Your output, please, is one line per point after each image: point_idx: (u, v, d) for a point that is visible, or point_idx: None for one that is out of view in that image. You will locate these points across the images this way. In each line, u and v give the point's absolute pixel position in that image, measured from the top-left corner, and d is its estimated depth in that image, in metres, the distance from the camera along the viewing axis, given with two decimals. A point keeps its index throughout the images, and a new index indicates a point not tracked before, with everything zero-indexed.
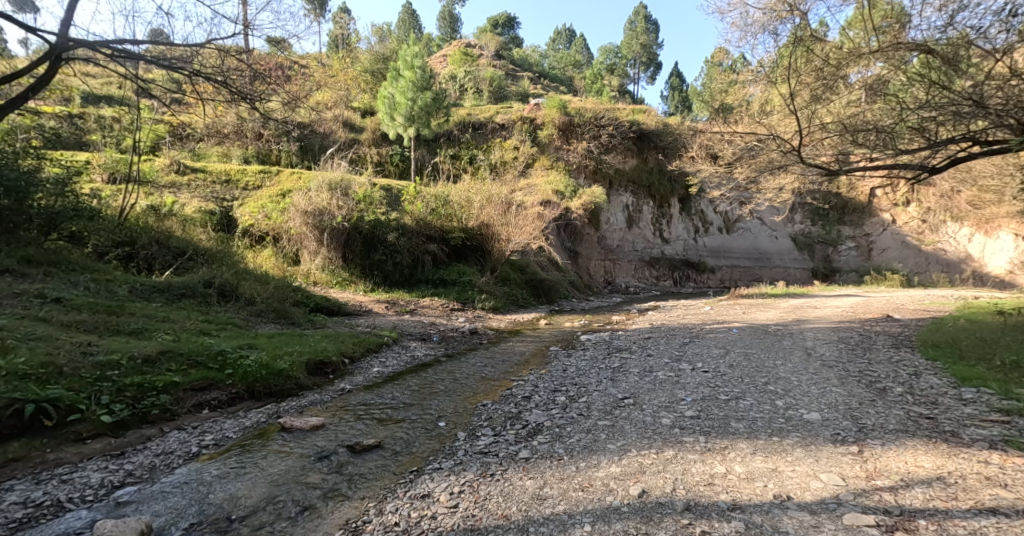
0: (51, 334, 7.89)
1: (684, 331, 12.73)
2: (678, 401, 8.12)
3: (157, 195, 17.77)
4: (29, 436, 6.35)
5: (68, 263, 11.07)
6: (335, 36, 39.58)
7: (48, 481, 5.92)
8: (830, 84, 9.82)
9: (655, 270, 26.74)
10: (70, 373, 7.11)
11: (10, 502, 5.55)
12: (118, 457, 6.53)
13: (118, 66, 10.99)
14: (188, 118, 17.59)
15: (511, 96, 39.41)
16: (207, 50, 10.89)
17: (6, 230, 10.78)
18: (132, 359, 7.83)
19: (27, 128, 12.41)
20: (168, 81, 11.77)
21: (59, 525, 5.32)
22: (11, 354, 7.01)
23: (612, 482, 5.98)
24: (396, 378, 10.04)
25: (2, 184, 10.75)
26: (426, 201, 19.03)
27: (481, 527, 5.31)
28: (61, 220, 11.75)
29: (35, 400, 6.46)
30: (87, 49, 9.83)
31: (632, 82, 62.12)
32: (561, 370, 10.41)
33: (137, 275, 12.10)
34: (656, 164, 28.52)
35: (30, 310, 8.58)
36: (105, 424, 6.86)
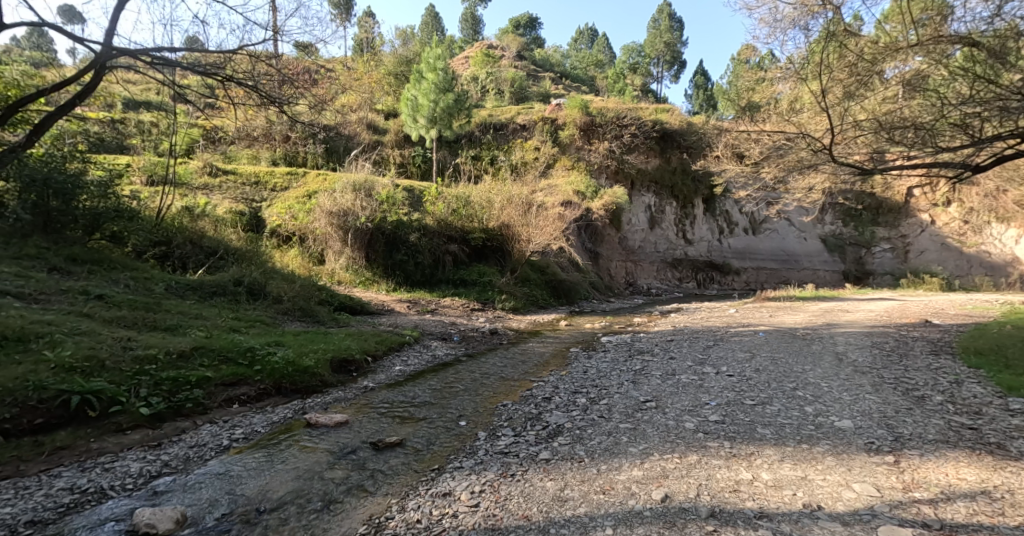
0: (94, 329, 8.15)
1: (707, 334, 12.51)
2: (702, 405, 7.96)
3: (191, 196, 18.23)
4: (74, 426, 6.55)
5: (109, 262, 11.43)
6: (360, 39, 40.12)
7: (91, 469, 6.07)
8: (864, 80, 9.52)
9: (678, 271, 26.37)
10: (111, 367, 7.34)
11: (57, 488, 5.70)
12: (156, 448, 6.67)
13: (156, 72, 11.32)
14: (220, 122, 18.08)
15: (533, 97, 39.32)
16: (240, 56, 11.25)
17: (53, 231, 11.32)
18: (167, 354, 8.05)
19: (73, 133, 13.31)
20: (203, 86, 12.13)
21: (101, 511, 5.44)
22: (57, 347, 7.28)
23: (634, 485, 5.88)
24: (418, 376, 10.08)
25: (51, 187, 11.18)
26: (447, 201, 19.13)
27: (502, 527, 5.26)
28: (104, 221, 12.07)
29: (79, 393, 6.71)
30: (129, 56, 10.25)
31: (656, 81, 61.40)
32: (581, 372, 10.32)
33: (172, 274, 12.44)
34: (680, 164, 28.04)
35: (75, 306, 8.89)
36: (143, 416, 7.04)
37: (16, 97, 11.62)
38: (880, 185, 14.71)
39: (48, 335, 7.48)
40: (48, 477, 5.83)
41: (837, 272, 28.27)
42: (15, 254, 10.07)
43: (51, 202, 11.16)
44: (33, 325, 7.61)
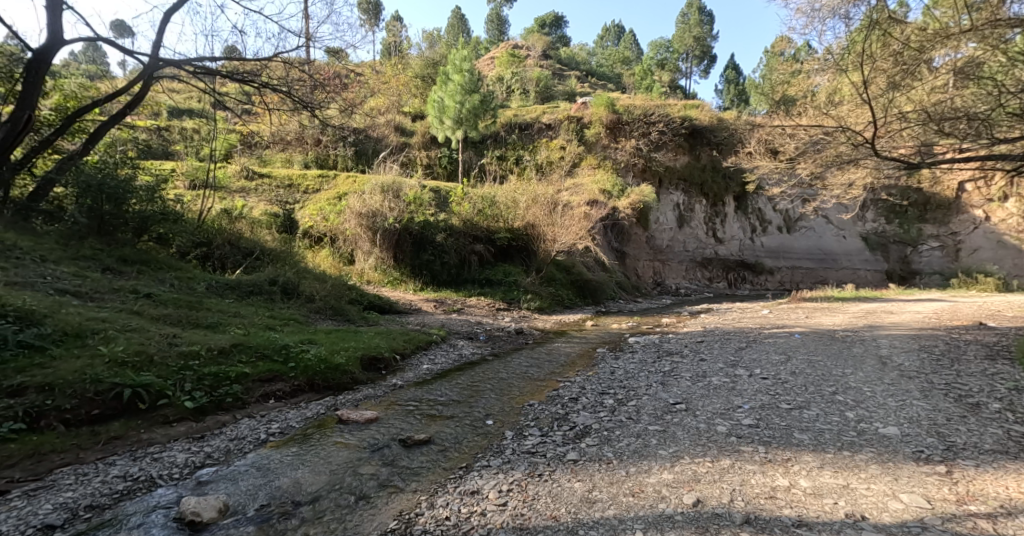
0: (144, 326, 8.44)
1: (739, 335, 12.19)
2: (734, 408, 7.73)
3: (229, 199, 18.76)
4: (126, 417, 6.78)
5: (156, 262, 11.85)
6: (388, 43, 40.68)
7: (142, 458, 6.28)
8: (910, 69, 9.11)
9: (707, 271, 25.84)
10: (158, 362, 7.57)
11: (112, 475, 5.91)
12: (199, 440, 6.83)
13: (198, 80, 12.71)
14: (256, 127, 18.56)
15: (559, 96, 39.07)
16: (274, 63, 12.28)
17: (107, 233, 11.81)
18: (209, 351, 8.24)
19: (124, 141, 14.51)
20: (240, 93, 13.14)
21: (151, 499, 5.61)
22: (110, 343, 7.58)
23: (664, 489, 5.74)
24: (445, 376, 10.06)
25: (105, 192, 11.64)
26: (473, 201, 19.16)
27: (530, 526, 5.20)
28: (152, 223, 12.48)
29: (130, 386, 6.95)
30: (174, 67, 11.94)
31: (685, 77, 60.25)
32: (609, 372, 10.17)
33: (213, 274, 12.75)
34: (710, 160, 27.43)
35: (126, 304, 9.24)
36: (187, 410, 7.22)
37: (75, 108, 12.68)
38: (926, 179, 14.07)
39: (101, 331, 7.80)
40: (104, 465, 6.06)
41: (877, 271, 27.24)
42: (72, 255, 10.57)
43: (104, 206, 11.65)
44: (89, 322, 7.93)
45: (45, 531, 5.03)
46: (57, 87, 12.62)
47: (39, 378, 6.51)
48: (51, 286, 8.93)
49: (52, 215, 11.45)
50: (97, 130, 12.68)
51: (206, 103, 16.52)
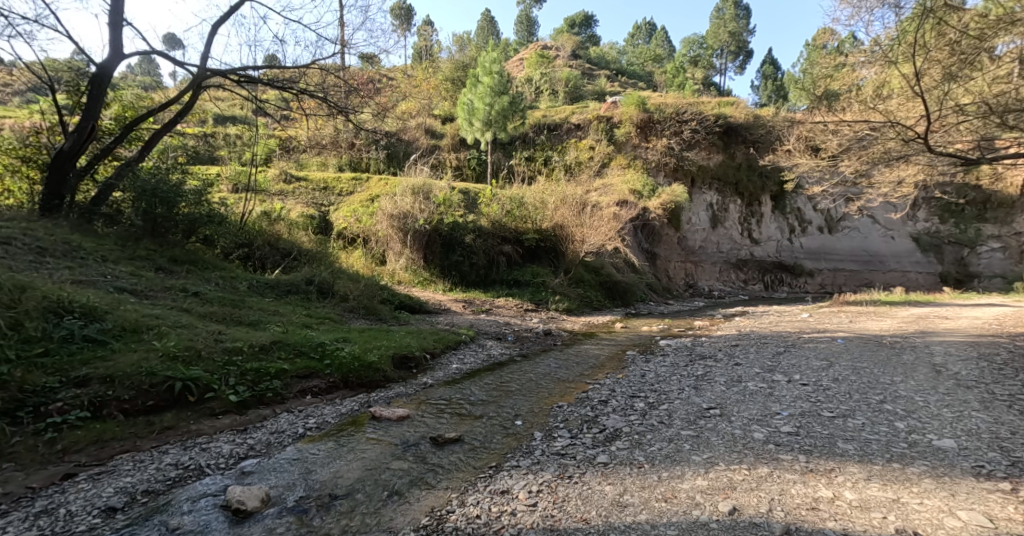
0: (193, 322, 8.70)
1: (778, 339, 11.76)
2: (772, 415, 7.45)
3: (268, 201, 19.24)
4: (178, 409, 7.01)
5: (203, 262, 12.23)
6: (419, 47, 41.25)
7: (191, 448, 6.47)
8: (970, 58, 8.83)
9: (743, 272, 25.15)
10: (206, 356, 7.77)
11: (165, 463, 6.12)
12: (243, 433, 6.98)
13: (242, 88, 13.43)
14: (294, 132, 19.02)
15: (588, 95, 38.79)
16: (312, 70, 13.02)
17: (158, 235, 12.35)
18: (251, 347, 8.41)
19: (175, 148, 15.26)
20: (280, 100, 13.86)
21: (200, 486, 5.77)
22: (163, 338, 7.86)
23: (698, 495, 5.56)
24: (474, 375, 10.01)
25: (158, 196, 12.27)
26: (502, 203, 19.14)
27: (560, 528, 5.13)
28: (199, 225, 12.92)
29: (180, 379, 7.19)
30: (219, 75, 12.72)
31: (719, 72, 58.87)
32: (639, 375, 9.97)
33: (255, 274, 13.04)
34: (745, 158, 26.46)
35: (176, 301, 9.57)
36: (232, 403, 7.39)
37: (132, 117, 13.53)
38: (987, 176, 13.28)
39: (156, 327, 8.08)
40: (157, 453, 6.28)
41: (929, 274, 25.99)
42: (129, 255, 11.08)
43: (156, 209, 12.26)
44: (145, 317, 8.24)
45: (105, 514, 5.26)
46: (117, 97, 13.51)
47: (102, 370, 6.83)
48: (109, 284, 9.35)
49: (112, 218, 12.16)
50: (151, 138, 13.37)
51: (247, 110, 17.04)
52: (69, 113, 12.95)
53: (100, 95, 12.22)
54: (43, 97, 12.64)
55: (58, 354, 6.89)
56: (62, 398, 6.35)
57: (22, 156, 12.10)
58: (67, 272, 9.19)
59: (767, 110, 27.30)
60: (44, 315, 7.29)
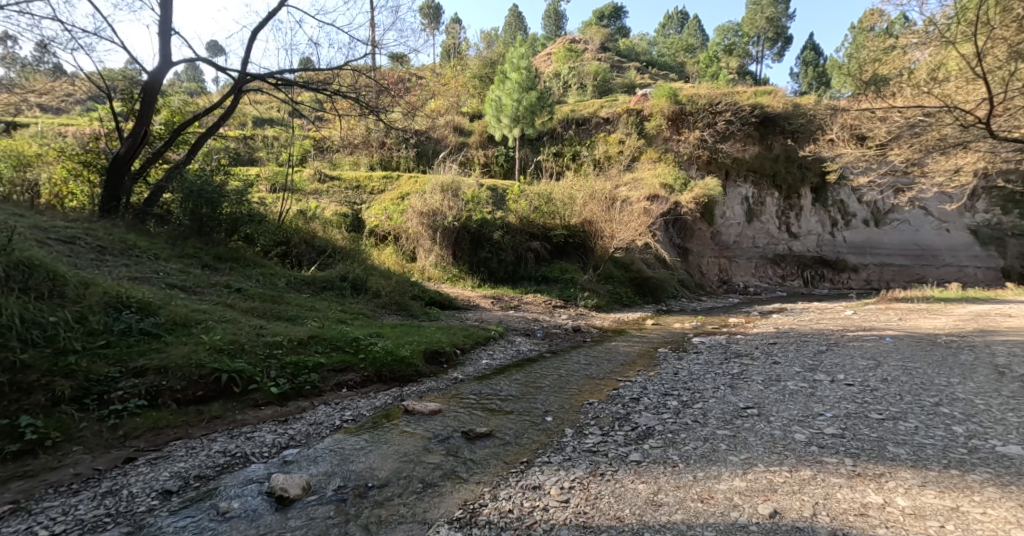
0: (237, 317, 8.88)
1: (820, 337, 11.30)
2: (814, 416, 7.13)
3: (304, 200, 19.59)
4: (224, 399, 7.15)
5: (245, 260, 12.51)
6: (448, 46, 41.39)
7: (237, 436, 6.61)
8: None
9: (781, 268, 24.37)
10: (249, 350, 7.91)
11: (214, 450, 6.28)
12: (284, 423, 7.08)
13: (279, 91, 13.73)
14: (328, 132, 19.35)
15: (617, 89, 38.19)
16: (344, 72, 13.20)
17: (203, 234, 12.71)
18: (290, 341, 8.53)
19: (218, 151, 15.75)
20: (314, 101, 14.14)
21: (245, 473, 5.90)
22: (210, 331, 8.04)
23: (736, 497, 5.36)
24: (504, 371, 9.93)
25: (204, 197, 12.64)
26: (530, 199, 19.02)
27: (594, 525, 5.03)
28: (241, 225, 13.22)
29: (227, 371, 7.33)
30: (259, 80, 13.02)
31: (756, 61, 57.15)
32: (672, 373, 9.71)
33: (292, 271, 13.27)
34: (783, 150, 25.19)
35: (221, 297, 9.80)
36: (273, 395, 7.49)
37: (180, 122, 13.98)
38: None
39: (203, 321, 8.28)
40: (207, 441, 6.44)
41: (989, 269, 24.56)
42: (178, 253, 11.47)
43: (202, 209, 12.63)
44: (193, 312, 8.46)
45: (163, 496, 5.44)
46: (166, 103, 14.00)
47: (157, 361, 7.04)
48: (161, 281, 9.67)
49: (163, 218, 12.78)
50: (197, 141, 13.81)
51: (283, 111, 17.43)
52: (123, 119, 13.83)
53: (151, 102, 12.71)
54: (101, 105, 13.56)
55: (118, 345, 7.14)
56: (122, 386, 6.60)
57: (83, 162, 13.08)
58: (124, 269, 9.57)
59: (807, 98, 26.07)
60: (106, 309, 7.59)
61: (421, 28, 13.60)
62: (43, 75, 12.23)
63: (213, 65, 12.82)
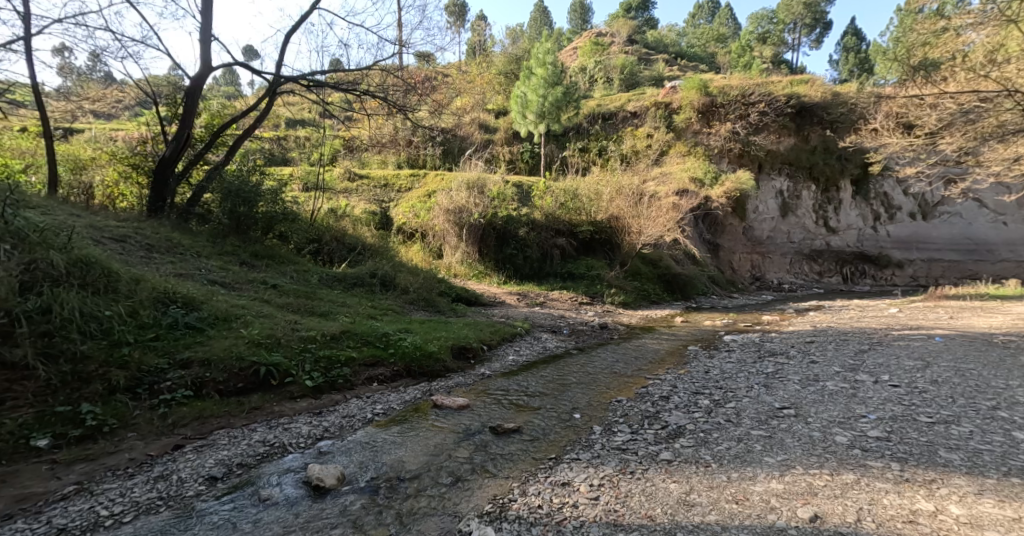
0: (273, 312, 9.00)
1: (861, 336, 10.85)
2: (857, 418, 6.80)
3: (334, 199, 19.85)
4: (263, 391, 7.23)
5: (280, 257, 12.70)
6: (473, 43, 41.37)
7: (275, 427, 6.68)
8: None
9: (817, 264, 23.52)
10: (285, 343, 7.99)
11: (255, 439, 6.35)
12: (318, 415, 7.12)
13: (311, 92, 13.92)
14: (357, 132, 19.58)
15: (645, 82, 37.53)
16: (373, 72, 13.36)
17: (241, 232, 12.97)
18: (323, 336, 8.59)
19: (254, 153, 16.10)
20: (343, 101, 14.32)
21: (282, 463, 5.95)
22: (249, 326, 8.16)
23: (774, 499, 5.15)
24: (531, 368, 9.81)
25: (242, 196, 12.85)
26: (556, 195, 18.75)
27: (624, 523, 4.91)
28: (276, 223, 13.44)
29: (265, 364, 7.41)
30: (292, 82, 13.19)
31: (791, 48, 55.43)
32: (703, 371, 9.43)
33: (323, 267, 13.43)
34: (821, 141, 24.13)
35: (258, 292, 9.96)
36: (308, 388, 7.54)
37: (220, 125, 14.34)
38: None
39: (243, 316, 8.41)
40: (247, 431, 6.52)
41: None
42: (218, 251, 11.74)
43: (240, 208, 12.88)
44: (233, 307, 8.59)
45: (209, 482, 5.54)
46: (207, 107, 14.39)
47: (201, 353, 7.17)
48: (203, 277, 9.89)
49: (204, 217, 13.24)
50: (235, 143, 14.11)
51: (314, 111, 17.69)
52: (168, 123, 14.28)
53: (193, 105, 13.02)
54: (148, 110, 14.20)
55: (166, 338, 7.31)
56: (171, 377, 6.76)
57: (132, 164, 13.64)
58: (169, 266, 9.83)
59: (847, 86, 24.83)
60: (155, 304, 7.78)
61: (446, 26, 13.62)
62: (97, 82, 13.54)
63: (249, 68, 13.10)
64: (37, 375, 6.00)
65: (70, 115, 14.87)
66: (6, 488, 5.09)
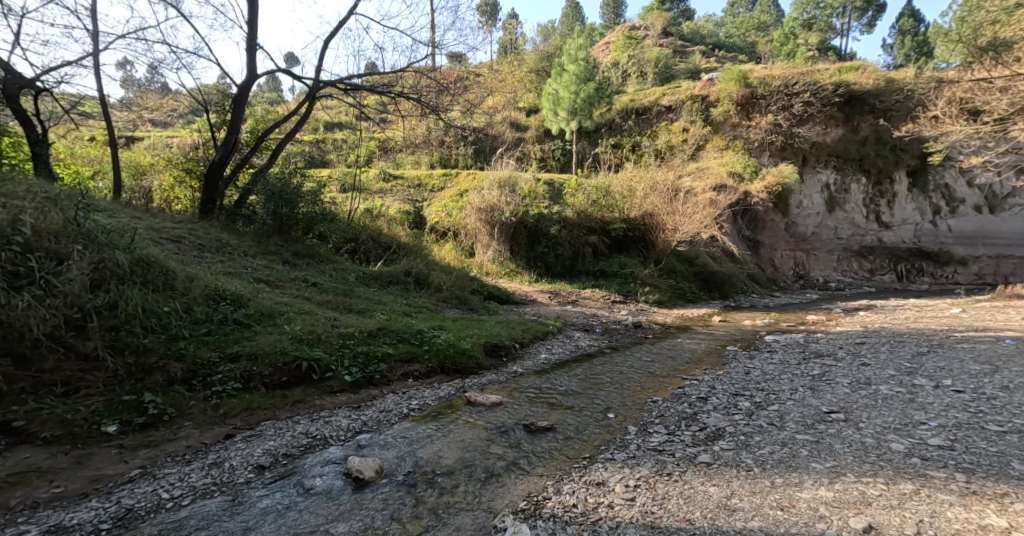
0: (314, 309, 9.07)
1: (919, 338, 10.19)
2: (916, 424, 6.34)
3: (370, 199, 20.07)
4: (305, 385, 7.25)
5: (319, 256, 12.84)
6: (505, 42, 41.20)
7: (316, 419, 6.68)
8: None
9: (868, 262, 22.47)
10: (325, 339, 8.03)
11: (298, 431, 6.37)
12: (357, 409, 7.10)
13: (348, 96, 14.06)
14: (392, 133, 19.77)
15: (681, 75, 36.60)
16: (407, 74, 13.40)
17: (283, 232, 13.20)
18: (361, 333, 8.60)
19: (294, 156, 16.43)
20: (378, 103, 14.40)
21: (324, 454, 5.94)
22: (291, 322, 8.23)
23: (822, 507, 4.87)
24: (564, 366, 9.62)
25: (285, 198, 13.07)
26: (587, 192, 18.44)
27: (662, 526, 4.72)
28: (315, 223, 13.60)
29: (306, 359, 7.43)
30: (330, 86, 13.33)
31: (841, 34, 52.97)
32: (743, 373, 9.01)
33: (359, 266, 13.54)
34: (873, 131, 22.70)
35: (300, 290, 10.08)
36: (347, 383, 7.52)
37: (264, 130, 14.70)
38: None
39: (286, 312, 8.50)
40: (290, 423, 6.54)
41: None
42: (262, 250, 11.98)
43: (282, 210, 13.11)
44: (277, 305, 8.70)
45: (257, 470, 5.59)
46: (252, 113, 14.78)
47: (248, 347, 7.26)
48: (249, 276, 10.08)
49: (249, 218, 13.53)
50: (278, 147, 14.38)
51: (350, 114, 17.97)
52: (217, 129, 14.73)
53: (241, 112, 13.26)
54: (200, 117, 14.72)
55: (217, 333, 7.44)
56: (221, 370, 6.85)
57: (186, 169, 14.17)
58: (219, 264, 10.06)
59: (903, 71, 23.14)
60: (206, 300, 7.95)
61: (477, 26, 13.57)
62: (154, 93, 14.34)
63: (290, 74, 13.41)
64: (106, 366, 6.20)
65: (132, 124, 15.81)
66: (81, 469, 5.25)
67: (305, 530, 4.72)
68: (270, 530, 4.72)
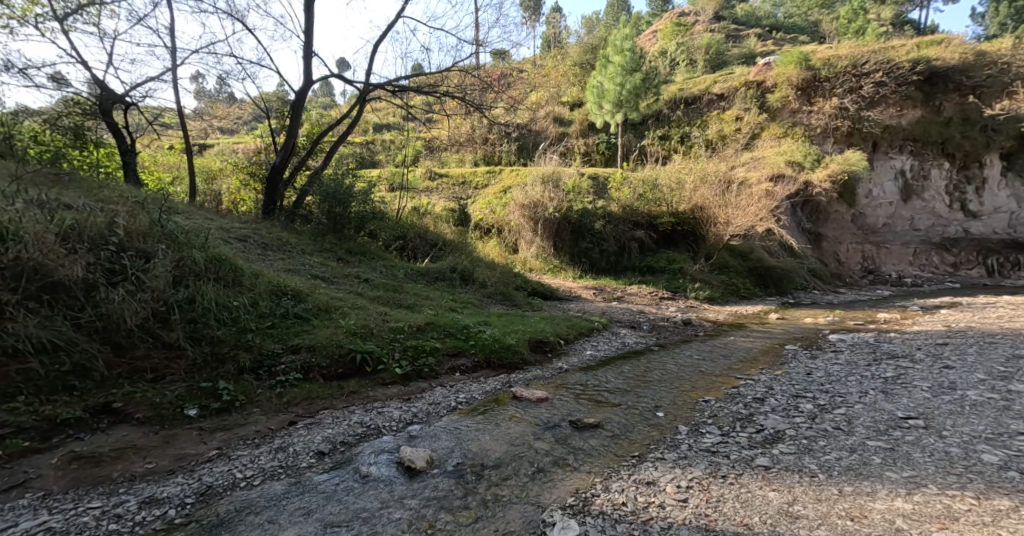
0: (366, 305, 9.05)
1: (1013, 340, 9.17)
2: (1013, 434, 5.63)
3: (417, 197, 20.21)
4: (359, 377, 7.19)
5: (371, 254, 12.95)
6: (549, 36, 40.66)
7: (371, 410, 6.60)
8: None
9: (951, 255, 21.01)
10: (377, 333, 7.98)
11: (353, 421, 6.29)
12: (408, 401, 6.97)
13: (396, 98, 14.07)
14: (437, 132, 19.77)
15: (734, 60, 34.99)
16: (453, 73, 13.26)
17: (336, 230, 13.41)
18: (410, 327, 8.51)
19: (346, 158, 16.72)
20: (425, 104, 14.35)
21: (377, 443, 5.83)
22: (346, 316, 8.23)
23: (899, 519, 4.36)
24: (611, 363, 9.24)
25: (337, 197, 13.24)
26: (634, 186, 17.90)
27: (717, 529, 4.34)
28: (367, 221, 13.74)
29: (360, 351, 7.38)
30: (380, 89, 13.38)
31: (918, 8, 48.96)
32: (804, 373, 8.36)
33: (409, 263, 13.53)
34: (956, 112, 20.77)
35: (353, 286, 10.13)
36: (397, 375, 7.42)
37: (318, 133, 14.97)
38: None
39: (340, 307, 8.51)
40: (345, 412, 6.48)
41: None
42: (319, 248, 12.17)
43: (336, 209, 13.32)
44: (332, 300, 8.73)
45: (319, 455, 5.53)
46: None
47: (307, 340, 7.28)
48: (307, 273, 10.19)
49: (306, 218, 13.77)
50: (331, 149, 14.54)
51: (397, 114, 18.08)
52: (277, 135, 15.14)
53: (299, 117, 13.49)
54: (262, 124, 15.19)
55: (280, 325, 7.50)
56: (285, 361, 6.87)
57: (249, 173, 14.60)
58: (279, 262, 10.25)
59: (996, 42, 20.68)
60: (270, 295, 8.03)
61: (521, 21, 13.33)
62: (222, 103, 14.89)
63: (342, 79, 13.57)
64: (187, 354, 6.40)
65: (203, 131, 16.62)
66: (168, 448, 5.35)
67: (363, 515, 4.60)
68: (329, 512, 4.63)
